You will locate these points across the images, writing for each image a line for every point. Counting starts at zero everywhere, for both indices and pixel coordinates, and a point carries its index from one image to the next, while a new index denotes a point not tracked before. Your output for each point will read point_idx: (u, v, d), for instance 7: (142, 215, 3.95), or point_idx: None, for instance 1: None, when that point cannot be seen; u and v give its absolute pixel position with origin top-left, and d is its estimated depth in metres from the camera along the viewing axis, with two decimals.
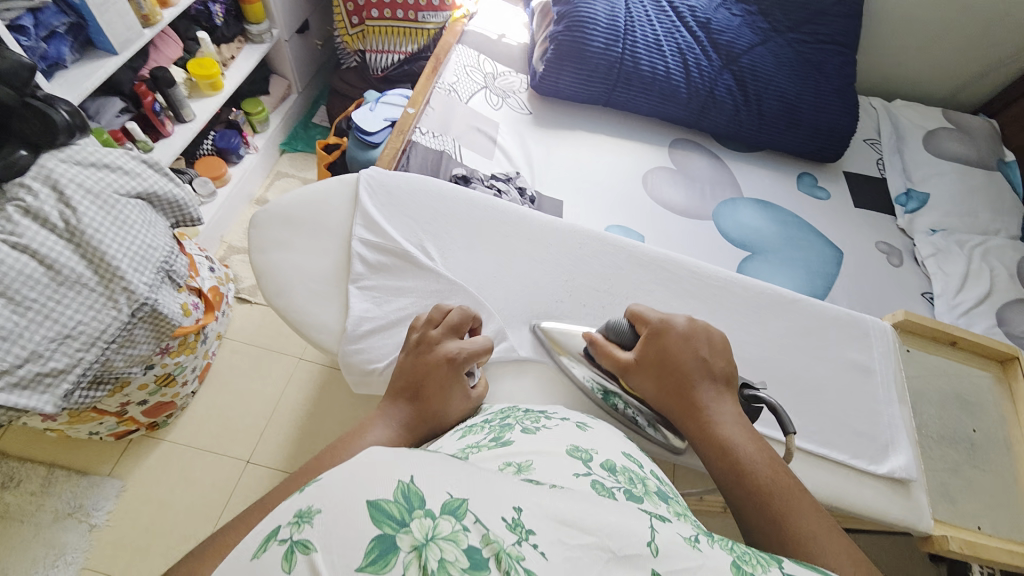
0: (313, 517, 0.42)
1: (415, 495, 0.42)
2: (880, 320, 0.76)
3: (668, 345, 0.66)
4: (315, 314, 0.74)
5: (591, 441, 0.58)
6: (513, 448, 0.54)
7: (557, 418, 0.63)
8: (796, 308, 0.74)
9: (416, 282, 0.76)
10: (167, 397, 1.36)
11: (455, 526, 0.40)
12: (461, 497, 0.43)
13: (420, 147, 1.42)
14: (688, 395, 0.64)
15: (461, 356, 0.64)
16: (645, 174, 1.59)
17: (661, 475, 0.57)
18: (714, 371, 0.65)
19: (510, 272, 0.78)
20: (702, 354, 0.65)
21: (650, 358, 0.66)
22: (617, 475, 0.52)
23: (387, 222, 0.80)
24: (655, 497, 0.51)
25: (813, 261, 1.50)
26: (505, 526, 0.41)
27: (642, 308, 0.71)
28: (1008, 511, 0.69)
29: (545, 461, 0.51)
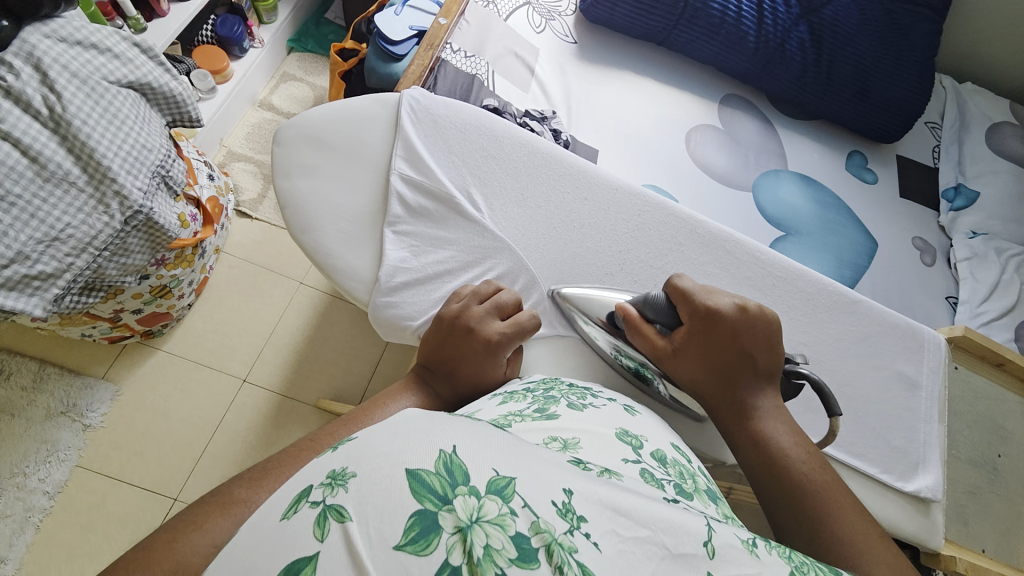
0: (346, 480, 0.37)
1: (458, 468, 0.35)
2: (936, 333, 0.71)
3: (717, 332, 0.61)
4: (349, 259, 0.67)
5: (641, 428, 0.52)
6: (559, 422, 0.48)
7: (603, 398, 0.58)
8: (857, 312, 0.69)
9: (458, 234, 0.68)
10: (163, 308, 1.30)
11: (503, 508, 0.34)
12: (509, 475, 0.36)
13: (450, 67, 1.26)
14: (730, 390, 0.62)
15: (508, 342, 0.59)
16: (690, 131, 1.46)
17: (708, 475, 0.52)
18: (757, 368, 0.62)
19: (552, 231, 0.71)
20: (749, 349, 0.61)
21: (693, 346, 0.62)
22: (667, 468, 0.46)
23: (432, 161, 0.70)
24: (705, 496, 0.46)
25: (845, 250, 1.43)
26: (556, 512, 0.35)
27: (683, 282, 0.64)
28: (1009, 538, 0.70)
29: (594, 440, 0.46)
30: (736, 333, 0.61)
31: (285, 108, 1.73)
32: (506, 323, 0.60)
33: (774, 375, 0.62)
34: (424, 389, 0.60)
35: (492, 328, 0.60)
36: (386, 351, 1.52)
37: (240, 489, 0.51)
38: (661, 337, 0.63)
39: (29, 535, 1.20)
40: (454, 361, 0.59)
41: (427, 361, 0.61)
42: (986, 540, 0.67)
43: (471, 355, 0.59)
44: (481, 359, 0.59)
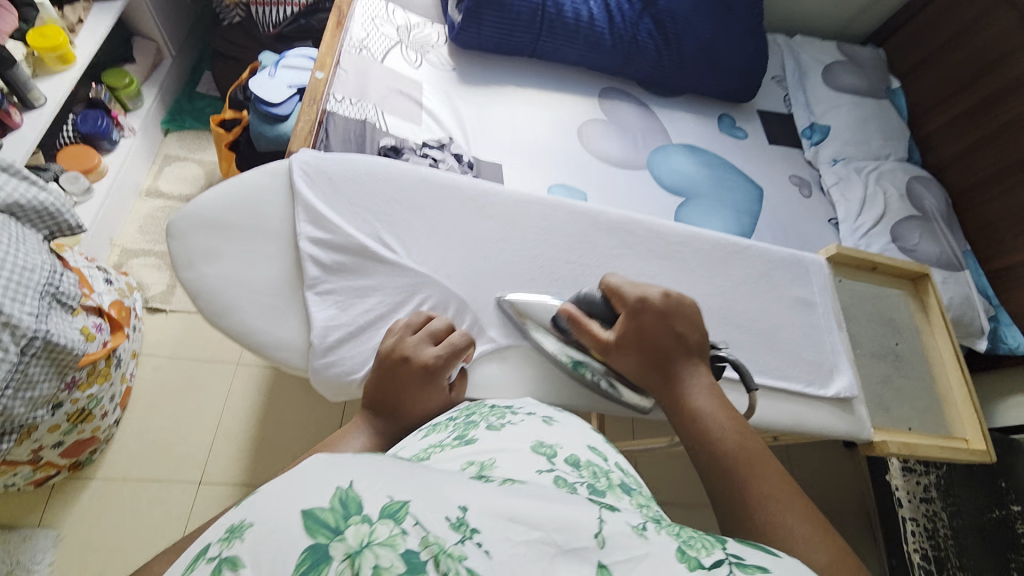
0: (241, 532, 0.37)
1: (351, 501, 0.36)
2: (817, 256, 0.82)
3: (647, 321, 0.66)
4: (271, 329, 0.67)
5: (556, 436, 0.56)
6: (477, 446, 0.52)
7: (523, 412, 0.61)
8: (749, 255, 0.78)
9: (381, 279, 0.70)
10: (86, 434, 1.19)
11: (393, 530, 0.35)
12: (400, 499, 0.37)
13: (339, 116, 1.27)
14: (665, 374, 0.65)
15: (444, 364, 0.62)
16: (580, 128, 1.57)
17: (627, 469, 0.58)
18: (689, 346, 0.67)
19: (470, 253, 0.74)
20: (680, 332, 0.66)
21: (631, 339, 0.66)
22: (581, 469, 0.51)
23: (339, 218, 0.71)
24: (619, 491, 0.50)
25: (739, 200, 1.59)
26: (448, 525, 0.37)
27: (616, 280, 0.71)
28: (922, 412, 0.82)
29: (508, 458, 0.49)
30: (664, 317, 0.67)
31: (175, 192, 1.65)
32: (441, 348, 0.63)
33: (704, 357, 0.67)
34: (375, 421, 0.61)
35: (429, 356, 0.62)
36: (347, 410, 1.48)
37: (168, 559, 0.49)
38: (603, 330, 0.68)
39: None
40: (398, 394, 0.61)
41: (372, 400, 0.62)
42: (910, 419, 0.80)
43: (415, 384, 0.61)
44: (422, 385, 0.61)
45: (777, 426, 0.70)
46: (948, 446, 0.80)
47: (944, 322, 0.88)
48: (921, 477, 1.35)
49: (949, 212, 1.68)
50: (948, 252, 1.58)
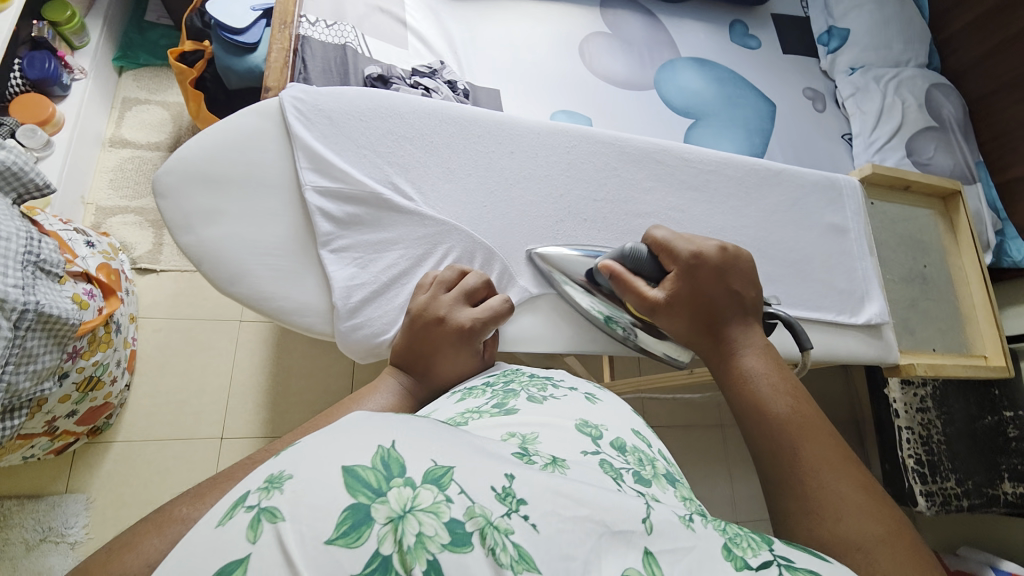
0: (282, 483, 0.32)
1: (394, 461, 0.32)
2: (850, 177, 0.77)
3: (701, 279, 0.63)
4: (286, 291, 0.62)
5: (601, 416, 0.53)
6: (518, 416, 0.48)
7: (564, 386, 0.59)
8: (783, 180, 0.73)
9: (399, 231, 0.64)
10: (99, 399, 1.17)
11: (438, 497, 0.31)
12: (445, 465, 0.33)
13: (315, 43, 1.13)
14: (714, 333, 0.62)
15: (481, 325, 0.59)
16: (581, 44, 1.42)
17: (668, 454, 0.55)
18: (744, 305, 0.64)
19: (491, 194, 0.69)
20: (735, 289, 0.63)
21: (681, 298, 0.63)
22: (626, 455, 0.47)
23: (344, 163, 0.64)
24: (664, 481, 0.46)
25: (750, 118, 1.50)
26: (494, 496, 0.33)
27: (668, 233, 0.67)
28: (945, 333, 0.82)
29: (552, 432, 0.46)
30: (722, 274, 0.64)
31: (144, 139, 1.52)
32: (477, 313, 0.60)
33: (760, 320, 0.64)
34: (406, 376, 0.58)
35: (463, 320, 0.59)
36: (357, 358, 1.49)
37: (179, 507, 0.42)
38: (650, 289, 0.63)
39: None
40: (430, 354, 0.57)
41: (400, 358, 0.59)
42: (933, 340, 0.80)
43: (447, 346, 0.58)
44: (457, 346, 0.58)
45: (810, 357, 0.69)
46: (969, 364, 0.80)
47: (972, 241, 0.86)
48: (919, 389, 1.38)
49: (967, 121, 1.61)
50: (961, 164, 1.53)
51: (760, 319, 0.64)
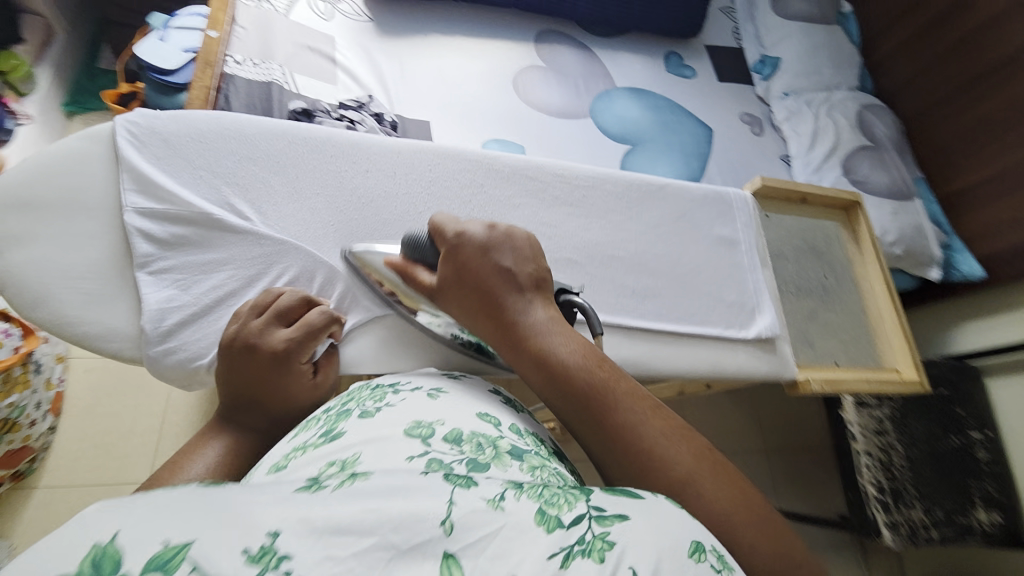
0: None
1: (108, 559, 0.28)
2: (739, 190, 0.78)
3: (468, 259, 0.60)
4: (102, 319, 0.61)
5: (437, 412, 0.51)
6: (341, 441, 0.46)
7: (406, 389, 0.57)
8: (667, 195, 0.74)
9: (229, 251, 0.63)
10: (18, 441, 1.11)
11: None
12: (186, 539, 0.30)
13: (241, 81, 1.15)
14: (500, 319, 0.58)
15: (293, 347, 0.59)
16: (516, 77, 1.46)
17: (525, 432, 0.54)
18: (519, 281, 0.59)
19: (344, 213, 0.68)
20: (504, 264, 0.59)
21: (460, 283, 0.60)
22: (462, 445, 0.46)
23: (185, 185, 0.64)
24: (506, 458, 0.46)
25: (688, 143, 1.52)
26: (245, 561, 0.30)
27: (445, 217, 0.63)
28: (848, 346, 0.80)
29: (375, 450, 0.44)
30: (492, 253, 0.60)
31: None
32: (293, 330, 0.60)
33: (544, 290, 0.61)
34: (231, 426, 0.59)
35: (276, 341, 0.58)
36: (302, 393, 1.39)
37: None
38: (430, 276, 0.62)
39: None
40: (248, 389, 0.58)
41: (225, 399, 0.59)
42: (836, 354, 0.78)
43: (268, 373, 0.58)
44: (275, 375, 0.58)
45: (694, 372, 0.67)
46: (876, 379, 0.77)
47: (875, 249, 0.85)
48: (875, 412, 1.39)
49: (902, 140, 1.64)
50: (897, 181, 1.54)
51: (546, 287, 0.61)
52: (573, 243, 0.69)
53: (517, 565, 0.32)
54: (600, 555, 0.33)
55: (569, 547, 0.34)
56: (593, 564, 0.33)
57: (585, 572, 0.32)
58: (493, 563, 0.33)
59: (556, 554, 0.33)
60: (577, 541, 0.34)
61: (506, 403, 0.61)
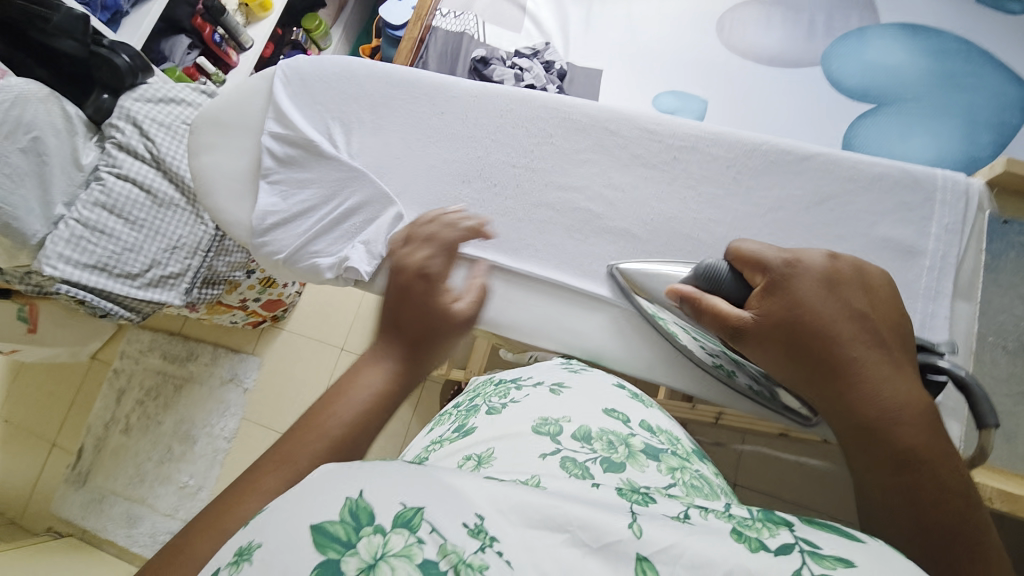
0: (250, 553, 0.25)
1: (363, 510, 0.25)
2: (966, 177, 0.49)
3: (807, 299, 0.42)
4: (229, 212, 0.62)
5: (566, 406, 0.46)
6: (473, 437, 0.45)
7: (529, 386, 0.52)
8: (813, 167, 0.51)
9: (317, 172, 0.60)
10: (275, 296, 1.45)
11: (409, 539, 0.24)
12: (417, 503, 0.25)
13: (440, 32, 1.28)
14: (852, 380, 0.40)
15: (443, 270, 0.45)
16: (721, 19, 1.15)
17: (658, 428, 0.47)
18: (877, 336, 0.41)
19: (417, 156, 0.59)
20: (862, 311, 0.41)
21: (789, 327, 0.42)
22: (593, 444, 0.41)
23: (297, 113, 0.63)
24: (641, 457, 0.41)
25: (982, 105, 0.97)
26: (467, 533, 0.25)
27: (754, 245, 0.45)
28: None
29: (508, 444, 0.41)
30: (844, 287, 0.42)
31: None
32: (433, 247, 0.45)
33: (907, 346, 0.42)
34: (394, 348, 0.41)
35: (418, 262, 0.44)
36: None
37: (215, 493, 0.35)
38: (732, 308, 0.44)
39: (211, 483, 1.47)
40: (427, 329, 0.42)
41: (376, 329, 0.42)
42: None
43: (413, 296, 0.42)
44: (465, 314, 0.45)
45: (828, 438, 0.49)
46: None
47: None
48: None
49: None
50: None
51: (910, 349, 0.42)
52: (640, 212, 0.53)
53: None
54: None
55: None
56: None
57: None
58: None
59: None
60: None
61: (634, 396, 0.52)
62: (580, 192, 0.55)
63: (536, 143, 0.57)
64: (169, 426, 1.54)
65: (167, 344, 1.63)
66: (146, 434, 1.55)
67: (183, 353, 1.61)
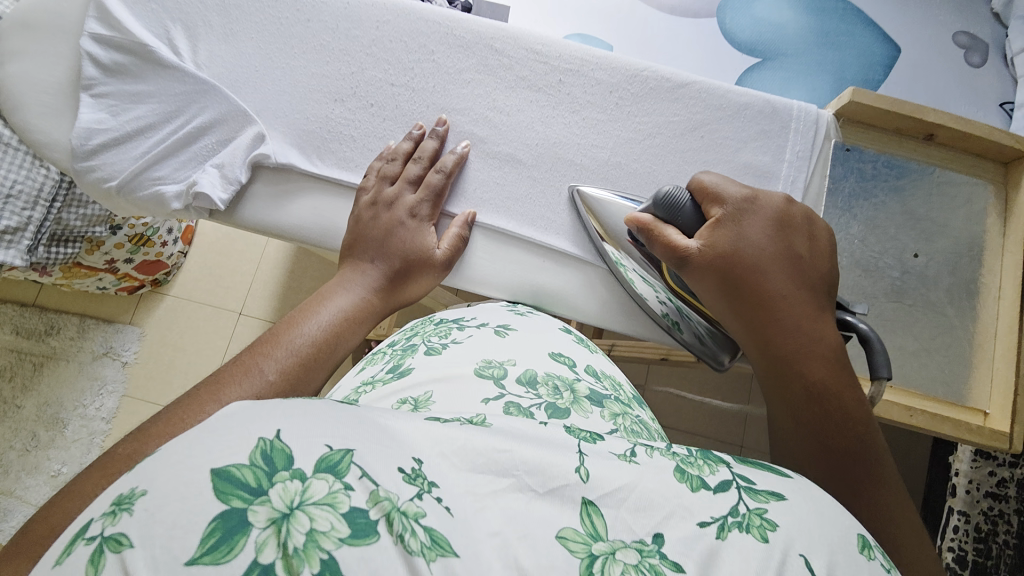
0: (130, 503, 0.20)
1: (278, 454, 0.20)
2: (814, 107, 0.53)
3: (750, 235, 0.44)
4: (45, 132, 0.51)
5: (512, 348, 0.40)
6: (411, 379, 0.38)
7: (472, 325, 0.45)
8: (684, 96, 0.52)
9: (154, 85, 0.51)
10: (151, 257, 1.28)
11: (334, 485, 0.20)
12: (346, 445, 0.22)
13: None
14: (778, 313, 0.42)
15: (421, 212, 0.49)
16: None
17: (603, 372, 0.42)
18: (811, 275, 0.44)
19: (278, 71, 0.52)
20: (801, 251, 0.44)
21: (731, 261, 0.43)
22: (538, 389, 0.36)
23: (127, 11, 0.53)
24: (588, 405, 0.36)
25: (850, 65, 0.99)
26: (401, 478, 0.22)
27: (713, 179, 0.46)
28: (914, 358, 0.50)
29: (450, 388, 0.35)
30: (788, 226, 0.45)
31: None
32: (421, 191, 0.50)
33: (830, 289, 0.44)
34: (371, 278, 0.47)
35: (410, 204, 0.49)
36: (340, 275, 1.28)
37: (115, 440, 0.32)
38: (680, 237, 0.44)
39: None
40: (402, 268, 0.48)
41: (356, 252, 0.48)
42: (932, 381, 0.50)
43: (399, 235, 0.48)
44: (425, 258, 0.48)
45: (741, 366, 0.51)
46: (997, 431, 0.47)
47: None
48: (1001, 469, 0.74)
49: None
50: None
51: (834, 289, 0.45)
52: (525, 136, 0.52)
53: (664, 523, 0.23)
54: (762, 534, 0.23)
55: (723, 516, 0.24)
56: (757, 543, 0.22)
57: (750, 556, 0.22)
58: (640, 518, 0.23)
59: (710, 522, 0.23)
60: (734, 513, 0.24)
61: (579, 340, 0.47)
62: (462, 114, 0.52)
63: (416, 59, 0.53)
64: (31, 410, 1.34)
65: (18, 316, 1.39)
66: (4, 420, 1.33)
67: (40, 326, 1.38)
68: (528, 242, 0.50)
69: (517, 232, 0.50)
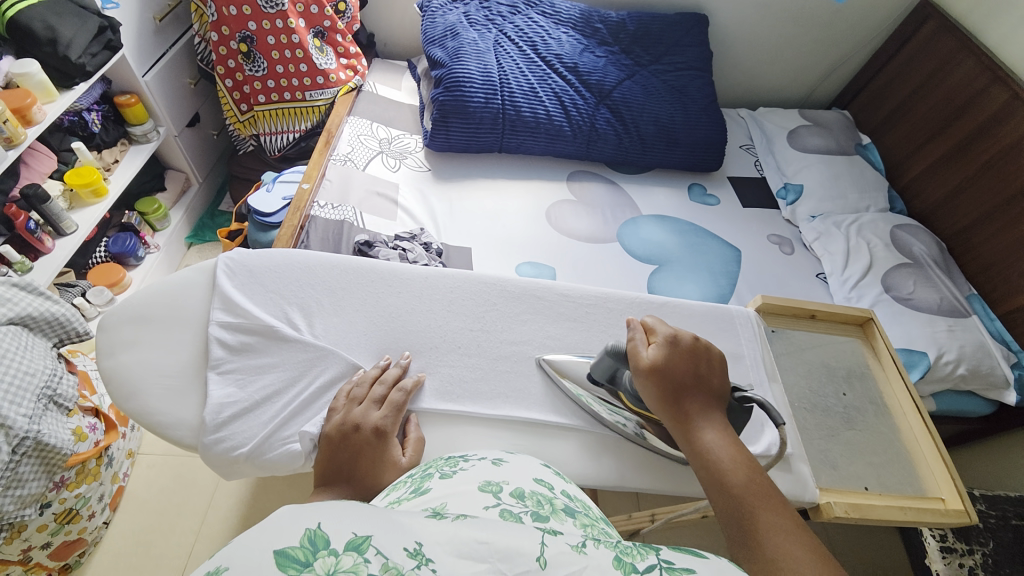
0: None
1: (319, 537, 0.30)
2: (743, 308, 0.80)
3: (676, 361, 0.58)
4: (172, 413, 0.58)
5: (504, 472, 0.46)
6: (430, 495, 0.42)
7: (476, 458, 0.50)
8: (666, 312, 0.76)
9: (282, 356, 0.61)
10: (74, 534, 1.01)
11: (357, 559, 0.29)
12: (366, 532, 0.31)
13: (320, 220, 1.15)
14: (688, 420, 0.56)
15: (387, 426, 0.57)
16: (548, 210, 1.33)
17: (575, 495, 0.47)
18: (713, 389, 0.59)
19: (382, 333, 0.66)
20: (703, 374, 0.58)
21: (666, 375, 0.57)
22: (525, 500, 0.42)
23: (248, 301, 0.65)
24: (564, 514, 0.41)
25: (711, 261, 1.27)
26: (405, 554, 0.30)
27: (652, 321, 0.63)
28: (883, 468, 0.71)
29: (460, 499, 0.41)
30: (695, 356, 0.59)
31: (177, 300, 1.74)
32: (385, 408, 0.58)
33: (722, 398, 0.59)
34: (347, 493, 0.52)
35: (377, 421, 0.57)
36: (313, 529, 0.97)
37: None
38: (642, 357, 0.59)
39: None
40: (369, 471, 0.54)
41: (331, 475, 0.54)
42: (901, 482, 0.70)
43: (367, 452, 0.55)
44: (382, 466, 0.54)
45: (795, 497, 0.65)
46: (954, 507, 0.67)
47: (898, 367, 0.78)
48: (964, 559, 0.93)
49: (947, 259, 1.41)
50: (948, 297, 1.16)
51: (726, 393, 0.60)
52: (578, 355, 0.70)
53: None
54: None
55: None
56: None
57: None
58: None
59: None
60: None
61: (556, 472, 0.51)
62: (529, 345, 0.70)
63: (485, 310, 0.71)
64: None
65: None
66: None
67: None
68: (600, 435, 0.65)
69: (590, 428, 0.64)
